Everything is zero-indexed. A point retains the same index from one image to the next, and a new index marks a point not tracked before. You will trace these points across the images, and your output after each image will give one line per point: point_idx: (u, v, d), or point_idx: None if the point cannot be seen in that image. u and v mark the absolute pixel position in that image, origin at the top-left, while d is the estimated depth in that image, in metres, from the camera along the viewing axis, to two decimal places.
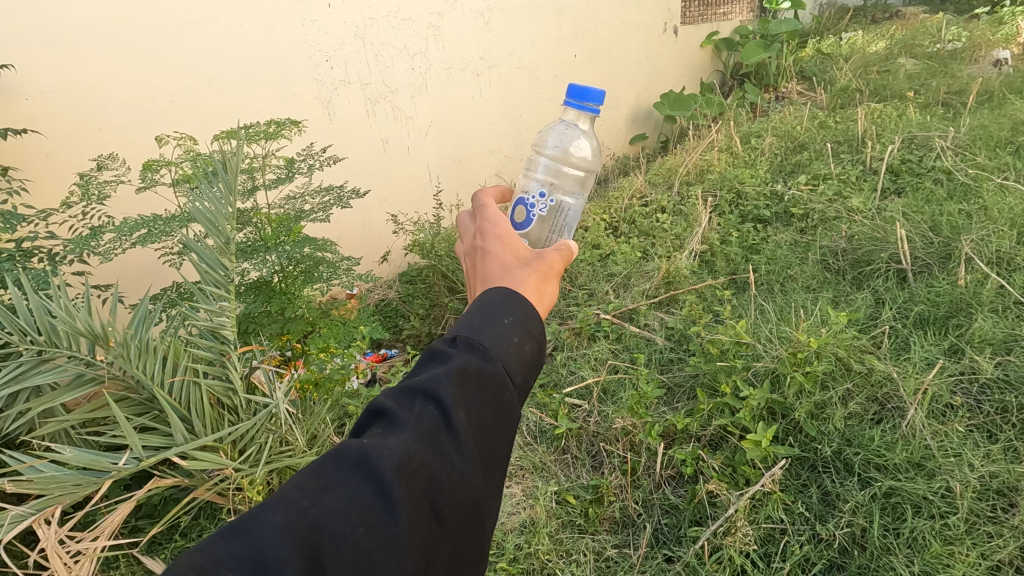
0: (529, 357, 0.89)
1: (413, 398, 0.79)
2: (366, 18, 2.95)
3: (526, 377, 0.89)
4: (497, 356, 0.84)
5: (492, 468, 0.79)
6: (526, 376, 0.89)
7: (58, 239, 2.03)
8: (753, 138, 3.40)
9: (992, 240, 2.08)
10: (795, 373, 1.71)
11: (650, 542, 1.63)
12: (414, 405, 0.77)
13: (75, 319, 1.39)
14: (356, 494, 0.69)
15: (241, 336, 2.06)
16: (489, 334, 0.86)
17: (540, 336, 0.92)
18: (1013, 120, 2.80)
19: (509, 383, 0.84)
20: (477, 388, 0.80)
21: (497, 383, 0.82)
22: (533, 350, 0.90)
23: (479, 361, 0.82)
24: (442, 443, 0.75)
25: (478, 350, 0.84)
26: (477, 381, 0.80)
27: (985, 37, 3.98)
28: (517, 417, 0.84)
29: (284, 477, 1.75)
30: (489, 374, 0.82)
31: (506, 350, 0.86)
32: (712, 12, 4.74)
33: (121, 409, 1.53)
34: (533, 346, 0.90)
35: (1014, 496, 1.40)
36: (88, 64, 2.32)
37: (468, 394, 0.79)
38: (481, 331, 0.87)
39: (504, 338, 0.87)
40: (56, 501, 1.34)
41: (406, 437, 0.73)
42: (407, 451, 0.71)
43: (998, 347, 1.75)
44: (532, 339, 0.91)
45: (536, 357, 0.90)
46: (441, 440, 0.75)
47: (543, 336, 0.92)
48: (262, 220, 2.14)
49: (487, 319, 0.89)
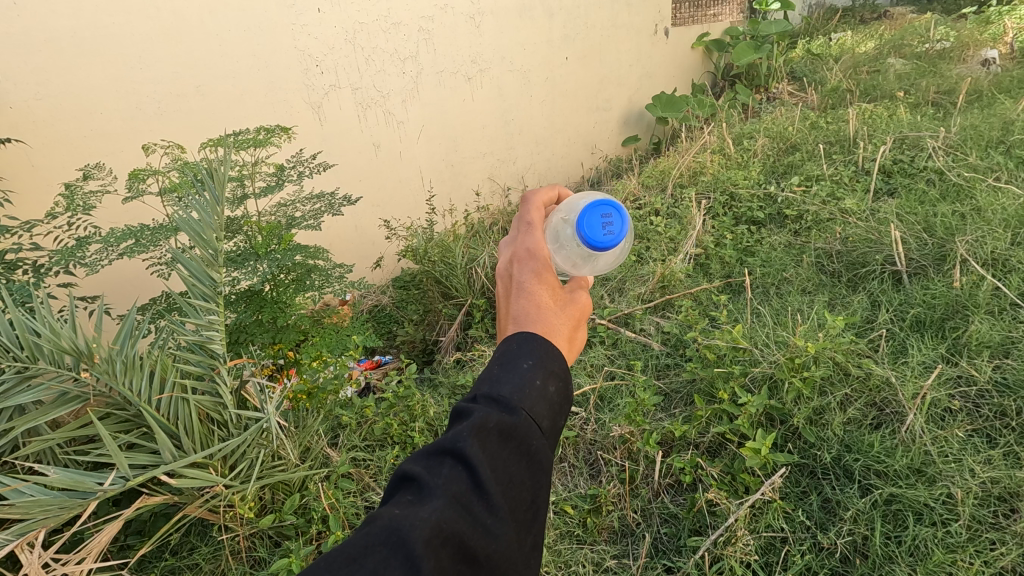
0: (557, 402, 0.83)
1: (438, 461, 0.73)
2: (357, 22, 2.92)
3: (553, 419, 0.82)
4: (522, 408, 0.78)
5: (526, 520, 0.74)
6: (553, 418, 0.82)
7: (43, 250, 1.99)
8: (745, 140, 3.39)
9: (987, 242, 2.07)
10: (792, 379, 1.70)
11: (649, 552, 1.61)
12: (442, 467, 0.72)
13: (59, 337, 1.35)
14: (384, 569, 0.63)
15: (232, 346, 2.00)
16: (508, 381, 0.81)
17: (563, 372, 0.86)
18: (1004, 119, 2.80)
19: (537, 431, 0.78)
20: (503, 443, 0.75)
21: (523, 436, 0.76)
22: (563, 403, 0.85)
23: (502, 415, 0.76)
24: (473, 505, 0.69)
25: (500, 404, 0.78)
26: (503, 437, 0.75)
27: (973, 36, 3.99)
28: (549, 466, 0.79)
29: (276, 492, 1.72)
30: (515, 427, 0.76)
31: (532, 399, 0.80)
32: (703, 13, 4.74)
33: (106, 427, 1.50)
34: (560, 387, 0.85)
35: (1015, 502, 1.38)
36: (73, 72, 2.29)
37: (494, 452, 0.74)
38: (501, 379, 0.81)
39: (525, 385, 0.81)
40: (39, 525, 1.31)
41: (437, 505, 0.67)
42: (435, 520, 0.66)
43: (995, 350, 1.74)
44: (559, 377, 0.85)
45: (564, 415, 0.85)
46: (473, 503, 0.70)
47: (568, 376, 0.86)
48: (252, 229, 2.10)
49: (505, 363, 0.84)
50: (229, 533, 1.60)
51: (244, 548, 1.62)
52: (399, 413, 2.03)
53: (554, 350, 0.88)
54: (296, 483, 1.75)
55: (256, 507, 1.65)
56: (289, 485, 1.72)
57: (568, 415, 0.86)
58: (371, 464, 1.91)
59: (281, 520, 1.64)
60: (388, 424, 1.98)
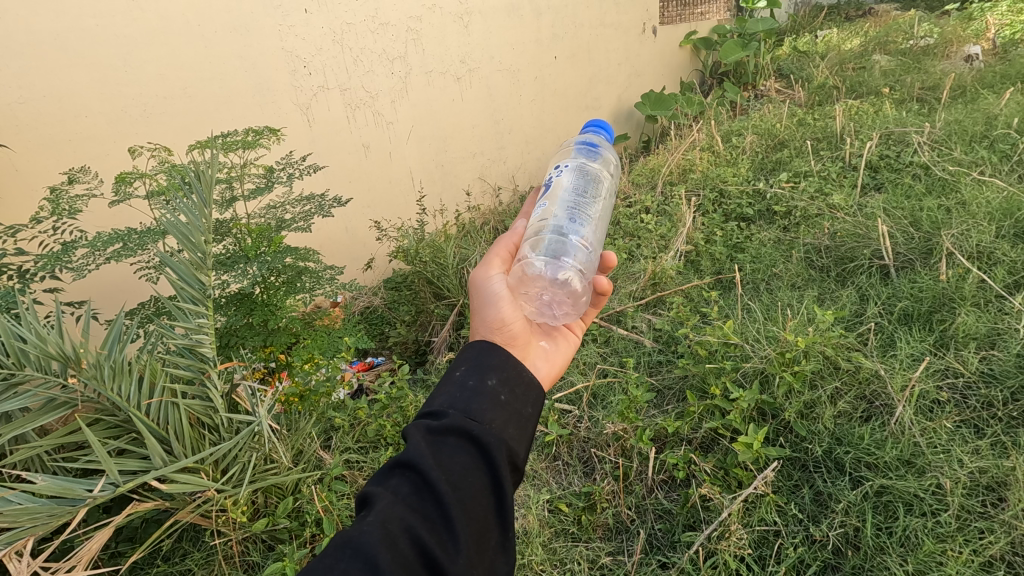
0: (494, 398, 1.03)
1: (392, 475, 0.91)
2: (344, 22, 2.90)
3: (493, 408, 1.01)
4: (454, 409, 0.99)
5: (483, 496, 0.90)
6: (492, 407, 1.01)
7: (28, 255, 1.95)
8: (734, 137, 3.41)
9: (972, 234, 2.09)
10: (784, 373, 1.72)
11: (644, 549, 1.61)
12: (392, 478, 0.91)
13: (46, 342, 1.31)
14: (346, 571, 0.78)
15: (221, 350, 1.95)
16: (442, 395, 1.03)
17: (491, 372, 1.07)
18: (987, 114, 2.83)
19: (474, 421, 0.97)
20: (442, 440, 0.94)
21: (459, 429, 0.95)
22: (504, 396, 1.04)
23: (436, 420, 0.97)
24: (424, 496, 0.87)
25: (434, 414, 0.99)
26: (439, 435, 0.95)
27: (957, 33, 4.03)
28: (494, 443, 0.95)
29: (269, 496, 1.71)
30: (449, 424, 0.96)
31: (464, 401, 1.01)
32: (690, 12, 4.76)
33: (94, 433, 1.48)
34: (493, 384, 1.05)
35: (1002, 491, 1.40)
36: (56, 75, 2.26)
37: (434, 449, 0.92)
38: (437, 396, 1.03)
39: (458, 393, 1.03)
40: (27, 534, 1.29)
41: (384, 505, 0.85)
42: (382, 522, 0.82)
43: (981, 341, 1.77)
44: (490, 377, 1.06)
45: (508, 406, 1.03)
46: (424, 495, 0.87)
47: (501, 370, 1.07)
48: (241, 231, 2.08)
49: (441, 387, 1.06)
50: (222, 538, 1.59)
51: (237, 553, 1.62)
52: (392, 414, 2.04)
53: (480, 356, 1.11)
54: (289, 487, 1.75)
55: (248, 511, 1.65)
56: (281, 489, 1.72)
57: (514, 405, 1.04)
58: (364, 466, 1.92)
59: (274, 523, 1.64)
60: (381, 425, 1.99)
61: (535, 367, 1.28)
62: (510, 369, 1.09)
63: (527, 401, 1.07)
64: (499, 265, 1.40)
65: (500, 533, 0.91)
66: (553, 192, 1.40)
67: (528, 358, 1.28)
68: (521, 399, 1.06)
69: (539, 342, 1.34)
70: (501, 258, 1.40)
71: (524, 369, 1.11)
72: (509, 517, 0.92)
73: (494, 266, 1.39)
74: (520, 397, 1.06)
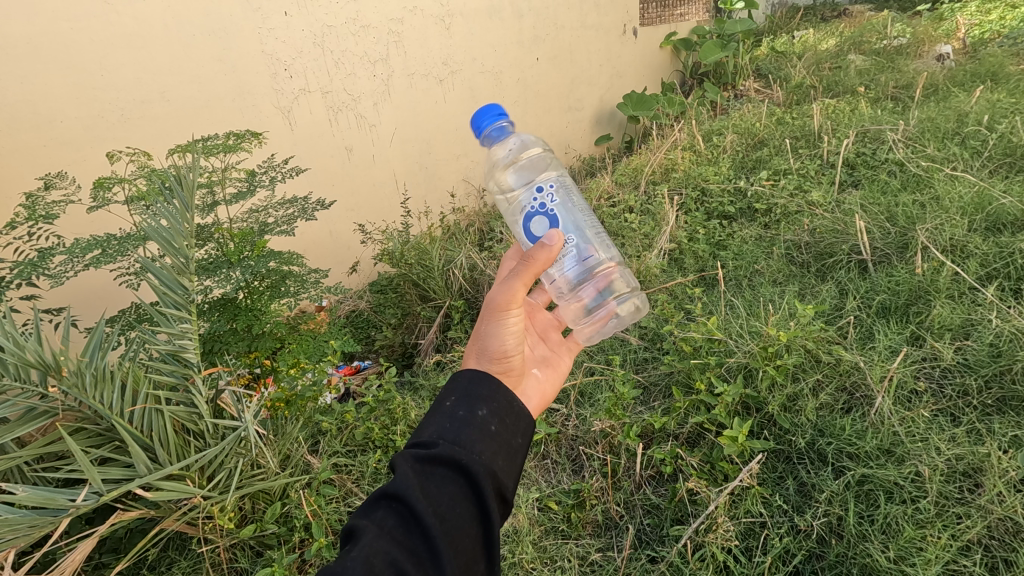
0: (484, 428, 1.02)
1: (377, 507, 0.92)
2: (325, 25, 2.89)
3: (484, 440, 1.00)
4: (443, 440, 0.98)
5: (470, 532, 0.91)
6: (482, 439, 1.00)
7: (4, 263, 1.91)
8: (714, 137, 3.46)
9: (945, 229, 2.15)
10: (766, 367, 1.75)
11: (633, 543, 1.63)
12: (378, 510, 0.91)
13: (24, 350, 1.29)
14: None
15: (205, 356, 1.93)
16: (430, 425, 1.02)
17: (483, 399, 1.06)
18: (958, 112, 2.90)
19: (464, 451, 0.97)
20: (430, 471, 0.94)
21: (447, 461, 0.95)
22: (494, 426, 1.03)
23: (425, 452, 0.96)
24: (411, 529, 0.88)
25: (423, 443, 0.99)
26: (427, 465, 0.95)
27: (928, 33, 4.13)
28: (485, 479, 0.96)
29: (256, 502, 1.70)
30: (438, 456, 0.95)
31: (454, 432, 1.00)
32: (670, 13, 4.80)
33: (76, 442, 1.46)
34: (485, 413, 1.04)
35: (978, 477, 1.44)
36: (30, 80, 2.22)
37: (422, 480, 0.92)
38: (425, 424, 1.02)
39: (448, 422, 1.02)
40: (9, 546, 1.27)
41: (369, 540, 0.86)
42: (365, 557, 0.83)
43: (956, 332, 1.82)
44: (481, 406, 1.05)
45: (498, 437, 1.02)
46: (411, 528, 0.88)
47: (492, 400, 1.05)
48: (223, 236, 2.07)
49: (431, 416, 1.05)
50: (209, 545, 1.58)
51: (224, 560, 1.60)
52: (380, 417, 2.04)
53: (472, 383, 1.09)
54: (277, 492, 1.73)
55: (236, 518, 1.63)
56: (269, 494, 1.71)
57: (503, 435, 1.03)
58: (353, 469, 1.91)
59: (262, 529, 1.62)
60: (368, 429, 1.99)
61: (526, 398, 1.30)
62: (501, 399, 1.07)
63: (517, 431, 1.06)
64: (519, 293, 1.25)
65: (484, 565, 0.93)
66: (562, 216, 1.33)
67: (519, 389, 1.29)
68: (511, 430, 1.05)
69: (532, 372, 1.36)
70: (524, 289, 1.25)
71: (515, 399, 1.10)
72: (494, 548, 0.93)
73: (516, 295, 1.25)
74: (510, 427, 1.05)
